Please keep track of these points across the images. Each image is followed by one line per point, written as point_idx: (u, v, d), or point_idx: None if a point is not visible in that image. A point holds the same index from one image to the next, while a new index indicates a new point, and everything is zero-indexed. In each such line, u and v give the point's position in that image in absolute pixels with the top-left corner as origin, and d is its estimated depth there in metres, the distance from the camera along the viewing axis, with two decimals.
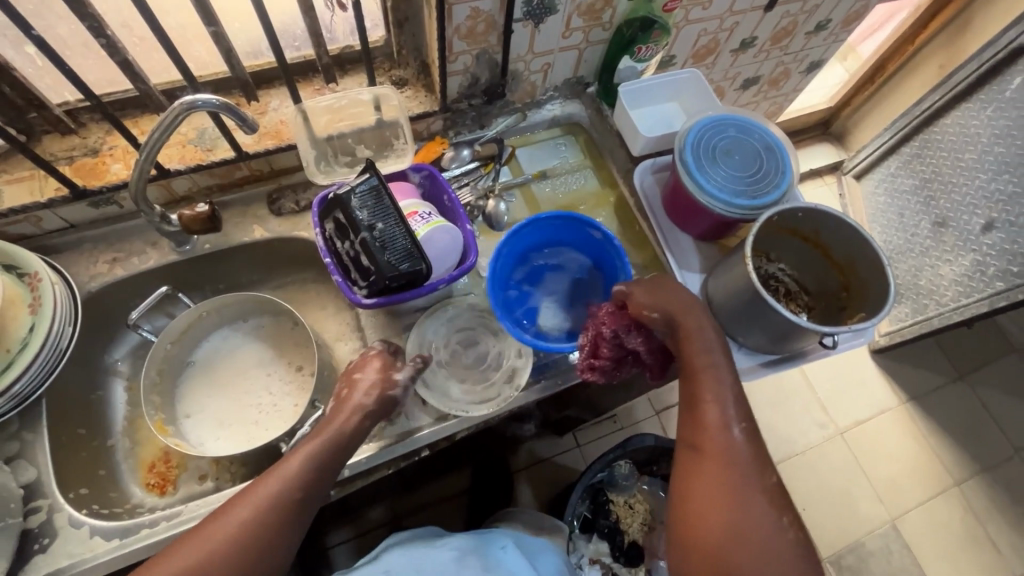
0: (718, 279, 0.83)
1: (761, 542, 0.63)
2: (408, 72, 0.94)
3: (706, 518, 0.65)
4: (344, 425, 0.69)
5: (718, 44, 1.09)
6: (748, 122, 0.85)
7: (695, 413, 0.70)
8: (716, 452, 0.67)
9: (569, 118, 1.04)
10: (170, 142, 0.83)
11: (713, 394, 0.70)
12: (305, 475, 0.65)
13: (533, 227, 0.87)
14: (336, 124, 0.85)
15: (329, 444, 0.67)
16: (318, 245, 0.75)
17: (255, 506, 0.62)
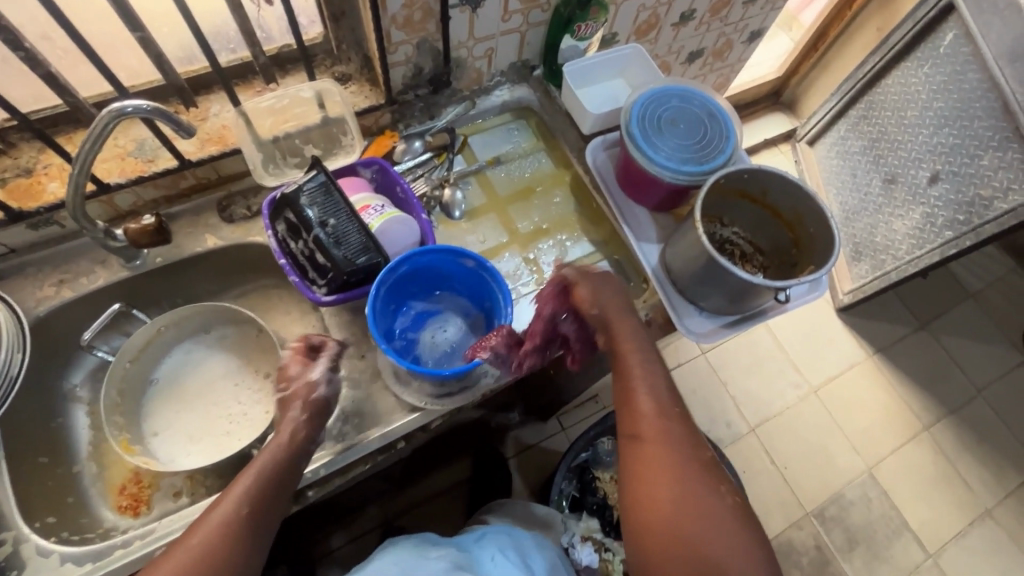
0: (675, 248, 0.85)
1: (705, 515, 0.63)
2: (351, 67, 0.93)
3: (650, 501, 0.65)
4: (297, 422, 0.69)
5: (659, 19, 1.10)
6: (692, 93, 0.87)
7: (627, 402, 0.72)
8: (653, 433, 0.68)
9: (518, 102, 1.04)
10: (108, 156, 0.81)
11: (644, 380, 0.72)
12: (263, 487, 0.63)
13: (408, 265, 0.75)
14: (281, 125, 0.84)
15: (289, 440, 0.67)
16: (272, 246, 0.74)
17: (199, 541, 0.57)
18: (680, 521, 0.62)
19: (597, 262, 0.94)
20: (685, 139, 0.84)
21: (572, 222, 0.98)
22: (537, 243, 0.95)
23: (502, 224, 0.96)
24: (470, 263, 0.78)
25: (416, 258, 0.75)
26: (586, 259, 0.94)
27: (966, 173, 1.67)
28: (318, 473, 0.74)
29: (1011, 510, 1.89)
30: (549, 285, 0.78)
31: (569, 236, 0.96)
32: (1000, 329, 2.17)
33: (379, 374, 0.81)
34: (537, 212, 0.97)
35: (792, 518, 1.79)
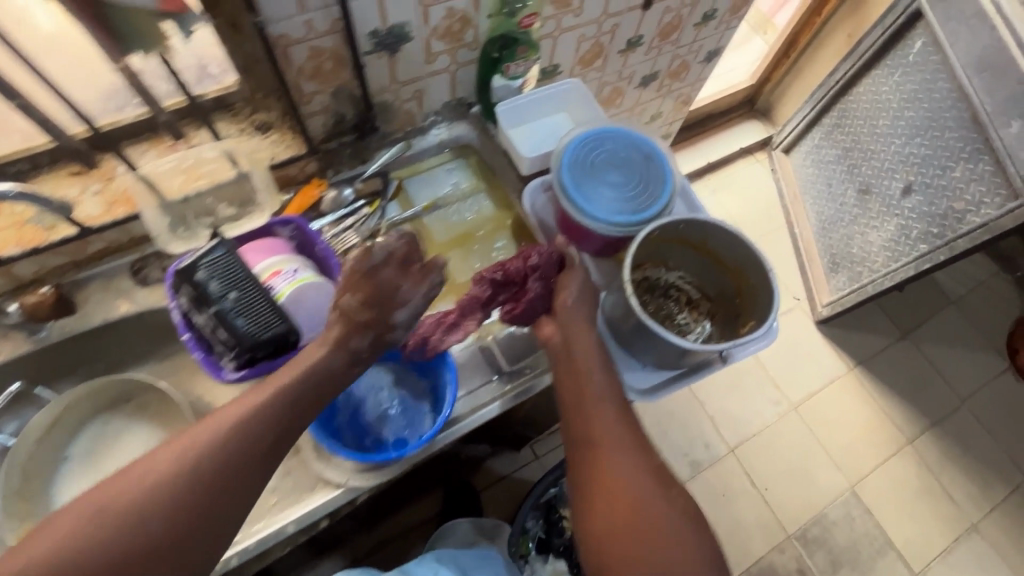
0: (612, 298, 0.79)
1: (660, 525, 0.60)
2: (272, 115, 0.86)
3: (608, 516, 0.61)
4: (280, 399, 0.60)
5: (603, 48, 1.06)
6: (630, 135, 0.82)
7: (579, 407, 0.68)
8: (608, 440, 0.65)
9: (457, 140, 1.00)
10: (5, 224, 0.76)
11: (595, 386, 0.69)
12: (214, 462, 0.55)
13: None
14: (192, 183, 0.79)
15: (262, 423, 0.58)
16: (175, 320, 0.70)
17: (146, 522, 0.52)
18: (637, 538, 0.60)
19: None
20: (619, 187, 0.80)
21: None
22: None
23: None
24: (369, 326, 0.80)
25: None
26: None
27: (938, 184, 1.63)
28: (229, 563, 0.69)
29: (998, 524, 1.85)
30: (543, 255, 0.75)
31: None
32: (983, 336, 2.12)
33: (299, 447, 0.76)
34: (476, 257, 0.94)
35: (774, 541, 1.74)
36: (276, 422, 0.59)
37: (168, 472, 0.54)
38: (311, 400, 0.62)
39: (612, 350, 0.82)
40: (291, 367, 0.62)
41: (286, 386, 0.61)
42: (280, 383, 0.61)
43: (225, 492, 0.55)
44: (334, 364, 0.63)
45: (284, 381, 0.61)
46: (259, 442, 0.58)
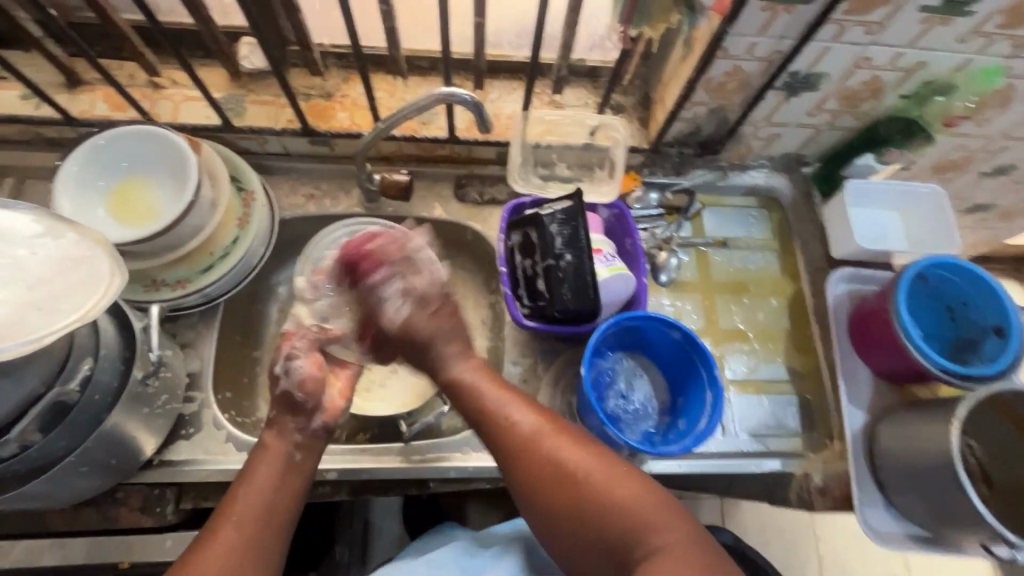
0: (890, 426, 0.77)
1: (623, 508, 0.55)
2: (627, 100, 0.90)
3: (581, 523, 0.56)
4: (563, 467, 0.58)
5: (969, 163, 0.93)
6: (969, 269, 0.75)
7: (524, 427, 0.62)
8: (530, 449, 0.60)
9: (770, 191, 0.96)
10: (391, 105, 0.85)
11: (518, 405, 0.64)
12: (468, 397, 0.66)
13: (615, 326, 0.74)
14: (546, 135, 0.85)
15: (483, 434, 0.64)
16: (500, 239, 0.76)
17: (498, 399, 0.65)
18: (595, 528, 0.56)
19: (785, 393, 0.85)
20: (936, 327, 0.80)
21: (778, 335, 0.89)
22: (730, 344, 0.88)
23: (701, 308, 0.90)
24: (682, 341, 0.75)
25: (625, 319, 0.74)
26: (775, 385, 0.86)
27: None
28: (447, 473, 0.75)
29: None
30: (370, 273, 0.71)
31: (765, 350, 0.88)
32: None
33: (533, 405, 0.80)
34: (743, 311, 0.90)
35: None
36: (534, 456, 0.60)
37: (296, 483, 0.62)
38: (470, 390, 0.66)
39: (860, 476, 0.80)
40: (507, 398, 0.65)
41: (517, 423, 0.62)
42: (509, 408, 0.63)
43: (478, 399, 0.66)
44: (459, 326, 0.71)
45: (569, 454, 0.59)
46: (557, 482, 0.58)
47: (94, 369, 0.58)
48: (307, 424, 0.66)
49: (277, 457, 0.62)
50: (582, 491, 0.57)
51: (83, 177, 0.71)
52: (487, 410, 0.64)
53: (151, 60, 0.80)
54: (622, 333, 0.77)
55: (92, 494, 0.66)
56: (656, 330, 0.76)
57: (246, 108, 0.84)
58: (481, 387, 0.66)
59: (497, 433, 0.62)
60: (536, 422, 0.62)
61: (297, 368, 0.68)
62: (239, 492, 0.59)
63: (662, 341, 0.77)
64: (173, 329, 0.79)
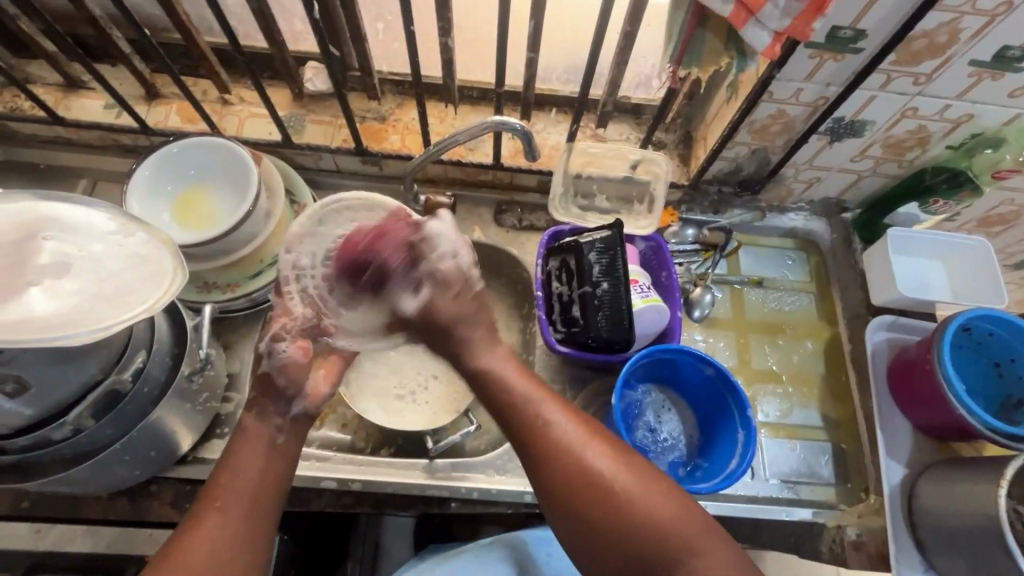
0: (932, 482, 0.73)
1: (665, 536, 0.52)
2: (669, 138, 0.93)
3: (618, 536, 0.53)
4: (606, 485, 0.55)
5: (1017, 219, 0.92)
6: (1015, 322, 0.73)
7: (568, 432, 0.58)
8: (568, 454, 0.56)
9: (808, 234, 0.96)
10: (440, 132, 0.89)
11: (560, 406, 0.60)
12: (504, 393, 0.62)
13: (648, 358, 0.74)
14: (588, 167, 0.87)
15: (514, 431, 0.60)
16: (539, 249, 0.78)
17: (536, 399, 0.61)
18: (634, 549, 0.52)
19: (817, 440, 0.83)
20: (979, 383, 0.77)
21: (813, 381, 0.88)
22: (762, 385, 0.86)
23: (734, 348, 0.89)
24: (714, 377, 0.75)
25: (660, 351, 0.74)
26: (808, 431, 0.84)
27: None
28: (469, 493, 0.76)
29: None
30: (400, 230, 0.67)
31: (799, 394, 0.86)
32: None
33: None
34: (777, 353, 0.89)
35: None
36: (575, 461, 0.56)
37: (281, 465, 0.60)
38: (505, 384, 0.63)
39: (898, 532, 0.76)
40: (539, 402, 0.61)
41: (553, 423, 0.59)
42: (549, 412, 0.60)
43: (512, 396, 0.62)
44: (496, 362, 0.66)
45: (605, 464, 0.56)
46: (596, 489, 0.55)
47: (146, 363, 0.61)
48: (285, 409, 0.63)
49: (258, 436, 0.61)
50: (618, 506, 0.53)
51: (154, 181, 0.76)
52: (522, 401, 0.61)
53: (224, 78, 0.86)
54: (653, 364, 0.77)
55: (131, 485, 0.69)
56: (687, 362, 0.76)
57: (305, 126, 0.89)
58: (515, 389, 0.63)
59: (529, 429, 0.59)
60: (575, 436, 0.58)
61: (283, 355, 0.65)
62: (223, 479, 0.57)
63: (693, 377, 0.77)
64: (218, 330, 0.82)
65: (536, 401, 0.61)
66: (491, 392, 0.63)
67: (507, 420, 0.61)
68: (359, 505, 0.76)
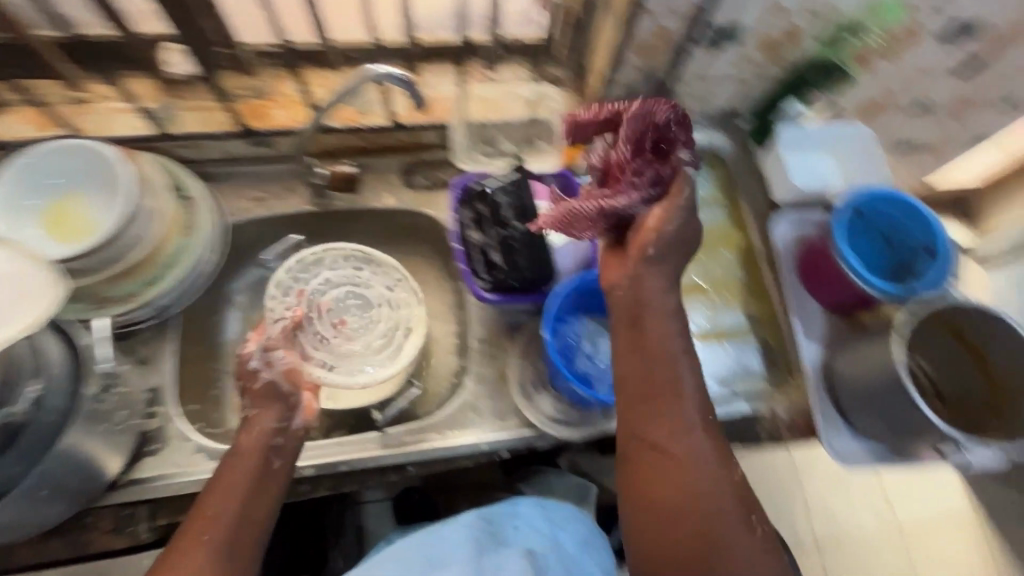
0: (846, 354, 0.80)
1: (729, 534, 0.59)
2: (564, 72, 0.92)
3: (676, 520, 0.60)
4: (711, 485, 0.61)
5: (892, 103, 0.99)
6: (898, 195, 0.79)
7: (660, 406, 0.63)
8: (688, 438, 0.62)
9: (711, 148, 0.99)
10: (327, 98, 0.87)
11: (681, 389, 0.63)
12: (641, 369, 0.65)
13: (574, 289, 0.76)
14: (486, 113, 0.86)
15: (647, 405, 0.63)
16: (453, 191, 0.76)
17: (674, 382, 0.63)
18: (698, 543, 0.59)
19: (745, 338, 0.88)
20: (873, 257, 0.84)
21: (735, 285, 0.92)
22: (690, 298, 0.90)
23: None
24: None
25: (583, 280, 0.77)
26: (736, 332, 0.89)
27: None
28: (425, 454, 0.76)
29: None
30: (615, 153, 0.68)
31: (724, 299, 0.91)
32: None
33: (505, 377, 0.81)
34: (699, 266, 0.92)
35: None
36: (685, 452, 0.61)
37: (269, 493, 0.64)
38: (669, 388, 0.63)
39: (821, 403, 0.83)
40: (681, 393, 0.63)
41: (695, 418, 0.63)
42: (680, 398, 0.63)
43: (659, 392, 0.63)
44: (654, 285, 0.66)
45: (697, 451, 0.62)
46: (679, 474, 0.61)
47: (42, 391, 0.58)
48: (286, 425, 0.68)
49: (262, 436, 0.66)
50: (688, 493, 0.60)
51: (14, 203, 0.70)
52: (676, 387, 0.63)
53: (72, 75, 0.78)
54: (582, 296, 0.78)
55: (62, 519, 0.65)
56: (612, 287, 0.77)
57: (178, 115, 0.82)
58: (647, 336, 0.65)
59: (666, 407, 0.63)
60: (689, 421, 0.63)
61: (280, 358, 0.71)
62: (210, 507, 0.60)
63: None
64: (128, 346, 0.77)
65: (677, 387, 0.63)
66: (625, 372, 0.65)
67: (632, 400, 0.64)
68: (316, 490, 0.75)
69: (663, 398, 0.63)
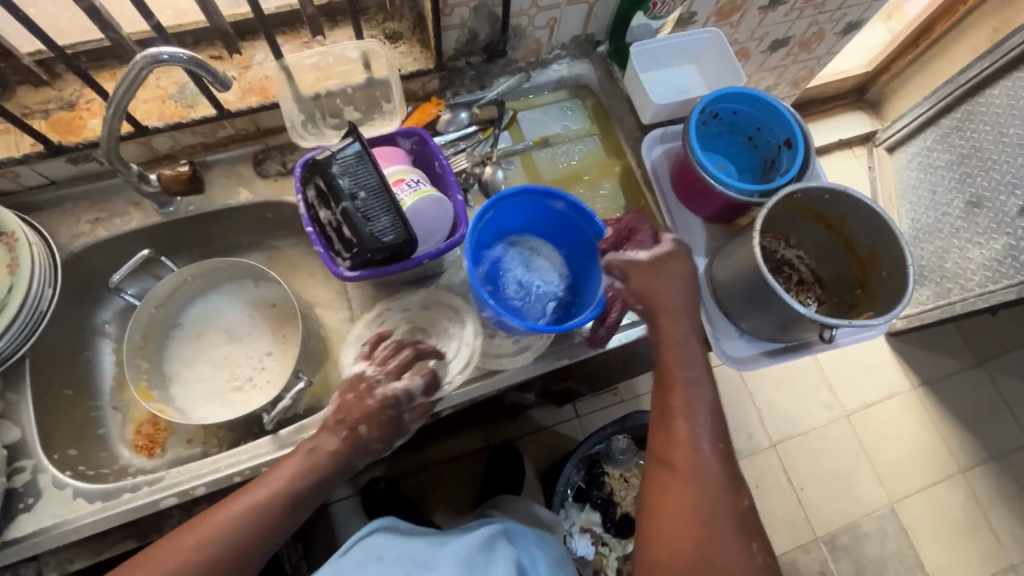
0: (724, 262, 0.79)
1: (722, 546, 0.64)
2: (403, 26, 0.88)
3: (675, 527, 0.65)
4: (710, 499, 0.66)
5: (744, 1, 0.98)
6: (745, 93, 0.78)
7: (667, 421, 0.71)
8: (688, 450, 0.69)
9: (576, 80, 0.96)
10: (148, 97, 0.79)
11: (699, 407, 0.71)
12: (710, 402, 0.72)
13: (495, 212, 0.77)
14: (323, 82, 0.80)
15: (682, 427, 0.70)
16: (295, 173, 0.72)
17: (705, 405, 0.72)
18: (696, 552, 0.64)
19: None
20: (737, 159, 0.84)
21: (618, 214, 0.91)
22: None
23: None
24: (566, 210, 0.77)
25: (503, 200, 0.76)
26: None
27: (1016, 212, 1.50)
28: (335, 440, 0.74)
29: None
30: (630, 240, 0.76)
31: None
32: None
33: None
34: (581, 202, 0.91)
35: (799, 539, 1.65)
36: (701, 462, 0.68)
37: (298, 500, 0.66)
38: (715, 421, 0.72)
39: (710, 313, 0.82)
40: (695, 414, 0.71)
41: (703, 429, 0.70)
42: (700, 420, 0.71)
43: (715, 422, 0.71)
44: (681, 269, 0.75)
45: (709, 463, 0.68)
46: (691, 482, 0.67)
47: None
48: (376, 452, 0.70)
49: (332, 457, 0.67)
50: (693, 501, 0.66)
51: None
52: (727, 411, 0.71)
53: None
54: (506, 219, 0.79)
55: None
56: (535, 200, 0.77)
57: None
58: (690, 369, 0.73)
59: (693, 423, 0.70)
60: (700, 433, 0.70)
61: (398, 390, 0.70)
62: (254, 492, 0.64)
63: (546, 215, 0.80)
64: None
65: (717, 408, 0.72)
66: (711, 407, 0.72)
67: (704, 426, 0.70)
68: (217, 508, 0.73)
69: (688, 418, 0.71)
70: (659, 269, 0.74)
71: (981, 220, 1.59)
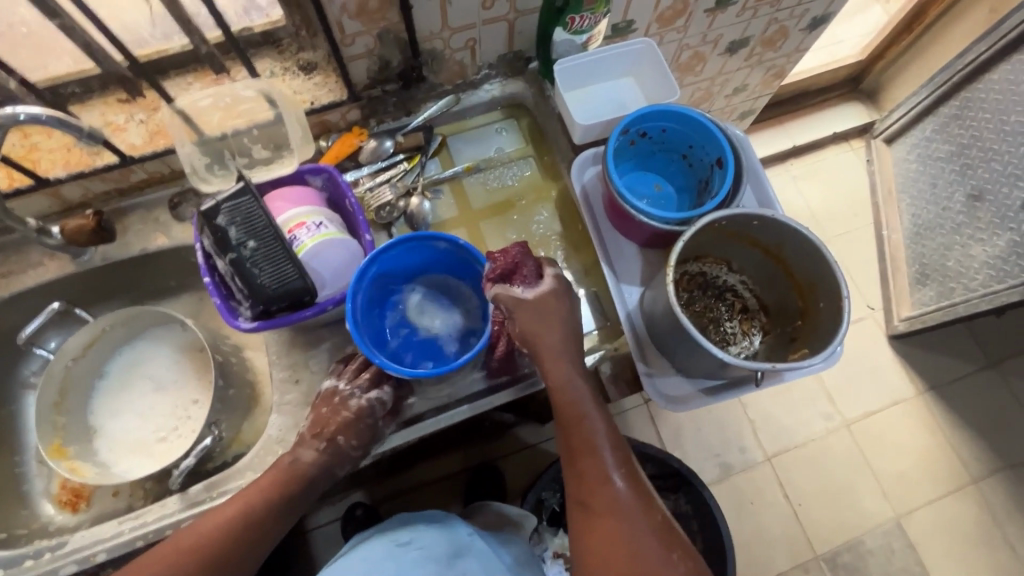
0: (653, 292, 0.73)
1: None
2: (318, 55, 0.83)
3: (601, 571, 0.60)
4: (632, 534, 0.60)
5: (686, 4, 0.92)
6: (672, 111, 0.72)
7: (572, 459, 0.66)
8: (597, 487, 0.63)
9: (510, 98, 0.91)
10: (53, 146, 0.77)
11: (594, 435, 0.66)
12: (603, 428, 0.66)
13: (381, 267, 0.71)
14: (230, 121, 0.78)
15: (580, 462, 0.65)
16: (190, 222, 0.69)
17: (597, 430, 0.66)
18: None
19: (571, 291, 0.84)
20: None
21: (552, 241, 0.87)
22: None
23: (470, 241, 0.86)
24: (450, 246, 0.72)
25: (384, 253, 0.70)
26: None
27: (1018, 206, 1.39)
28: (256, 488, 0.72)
29: None
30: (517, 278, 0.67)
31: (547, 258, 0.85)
32: None
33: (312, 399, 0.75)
34: (513, 229, 0.87)
35: (798, 558, 1.52)
36: (609, 494, 0.63)
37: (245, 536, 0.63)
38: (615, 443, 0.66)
39: (643, 349, 0.76)
40: (597, 446, 0.65)
41: (604, 456, 0.65)
42: (599, 447, 0.65)
43: (616, 448, 0.66)
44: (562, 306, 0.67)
45: (619, 492, 0.63)
46: (606, 519, 0.62)
47: None
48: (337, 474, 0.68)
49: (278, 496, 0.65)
50: (613, 540, 0.60)
51: None
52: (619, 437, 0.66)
53: None
54: (395, 266, 0.74)
55: None
56: (418, 245, 0.72)
57: None
58: (578, 398, 0.66)
59: (589, 455, 0.65)
60: (606, 463, 0.64)
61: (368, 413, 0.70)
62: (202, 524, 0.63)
63: (434, 255, 0.75)
64: None
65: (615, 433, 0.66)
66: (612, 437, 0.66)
67: (608, 459, 0.65)
68: None
69: (587, 451, 0.65)
70: (542, 310, 0.66)
71: (982, 215, 1.48)
